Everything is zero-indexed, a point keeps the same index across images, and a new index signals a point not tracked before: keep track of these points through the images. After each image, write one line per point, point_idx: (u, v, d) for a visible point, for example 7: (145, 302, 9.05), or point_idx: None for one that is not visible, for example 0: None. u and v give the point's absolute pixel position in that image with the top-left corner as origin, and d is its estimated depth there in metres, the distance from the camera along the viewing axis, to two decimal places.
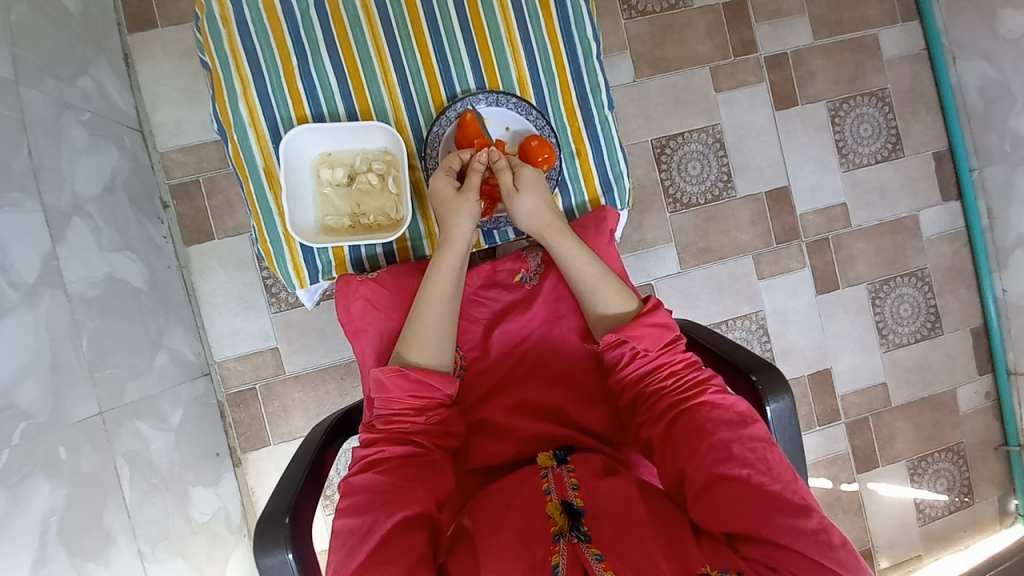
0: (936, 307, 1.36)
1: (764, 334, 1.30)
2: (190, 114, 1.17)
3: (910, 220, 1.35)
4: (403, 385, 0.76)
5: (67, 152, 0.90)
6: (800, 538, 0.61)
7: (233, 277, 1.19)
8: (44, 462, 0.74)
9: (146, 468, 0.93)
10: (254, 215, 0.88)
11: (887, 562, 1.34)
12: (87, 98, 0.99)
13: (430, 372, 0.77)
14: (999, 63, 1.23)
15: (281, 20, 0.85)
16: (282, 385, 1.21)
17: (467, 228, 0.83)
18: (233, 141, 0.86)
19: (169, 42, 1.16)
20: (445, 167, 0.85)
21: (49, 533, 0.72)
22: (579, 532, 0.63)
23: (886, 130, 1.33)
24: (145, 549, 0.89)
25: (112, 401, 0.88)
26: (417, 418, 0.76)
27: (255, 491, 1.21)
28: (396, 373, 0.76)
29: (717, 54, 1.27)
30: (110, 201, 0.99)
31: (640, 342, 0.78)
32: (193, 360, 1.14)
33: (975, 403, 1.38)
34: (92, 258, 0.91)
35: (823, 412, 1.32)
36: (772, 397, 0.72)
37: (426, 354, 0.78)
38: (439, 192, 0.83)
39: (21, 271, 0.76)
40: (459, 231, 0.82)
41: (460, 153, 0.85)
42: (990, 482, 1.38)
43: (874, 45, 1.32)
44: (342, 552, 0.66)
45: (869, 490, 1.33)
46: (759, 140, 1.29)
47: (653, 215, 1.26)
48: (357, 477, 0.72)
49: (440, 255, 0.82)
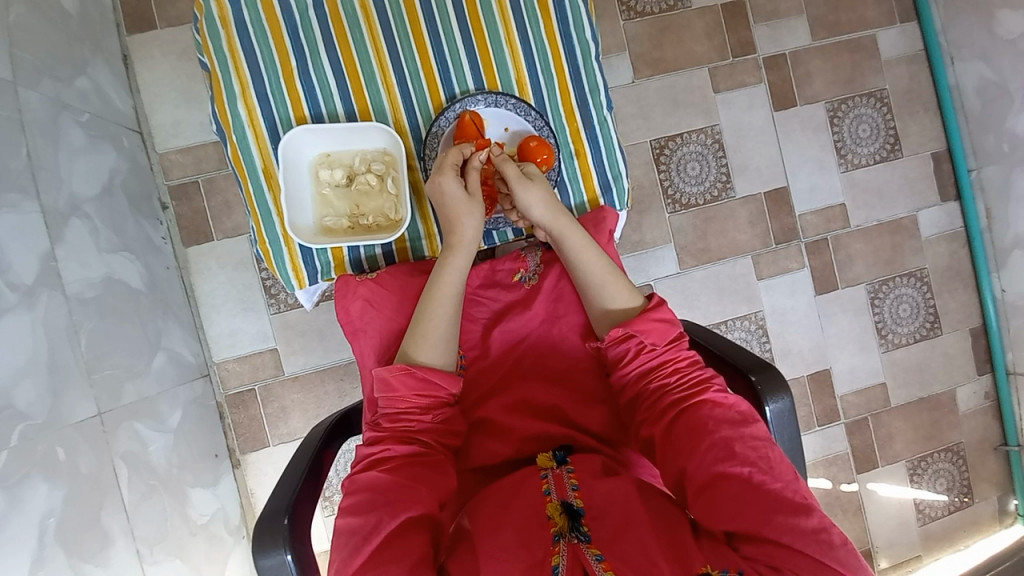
0: (934, 307, 1.36)
1: (763, 334, 1.30)
2: (189, 114, 1.17)
3: (908, 221, 1.35)
4: (409, 383, 0.76)
5: (65, 153, 0.90)
6: (800, 538, 0.61)
7: (232, 278, 1.19)
8: (42, 462, 0.74)
9: (144, 469, 0.92)
10: (253, 215, 0.88)
11: (887, 562, 1.34)
12: (86, 98, 0.99)
13: (437, 372, 0.77)
14: (996, 63, 1.23)
15: (280, 21, 0.85)
16: (281, 386, 1.21)
17: (475, 227, 0.83)
18: (232, 141, 0.86)
19: (168, 42, 1.16)
20: (450, 164, 0.83)
21: (47, 534, 0.72)
22: (579, 533, 0.63)
23: (884, 131, 1.33)
24: (144, 550, 0.88)
25: (110, 402, 0.88)
26: (422, 417, 0.76)
27: (254, 492, 1.21)
28: (403, 372, 0.76)
29: (715, 55, 1.27)
30: (108, 202, 0.99)
31: (647, 336, 0.78)
32: (191, 361, 1.13)
33: (975, 403, 1.38)
34: (90, 258, 0.91)
35: (822, 412, 1.32)
36: (770, 396, 0.72)
37: (436, 354, 0.78)
38: (447, 194, 0.82)
39: (19, 271, 0.76)
40: (468, 229, 0.82)
41: (462, 149, 0.84)
42: (989, 482, 1.38)
43: (872, 46, 1.33)
44: (344, 551, 0.66)
45: (868, 491, 1.33)
46: (758, 141, 1.29)
47: (652, 215, 1.26)
48: (362, 475, 0.72)
49: (449, 254, 0.81)
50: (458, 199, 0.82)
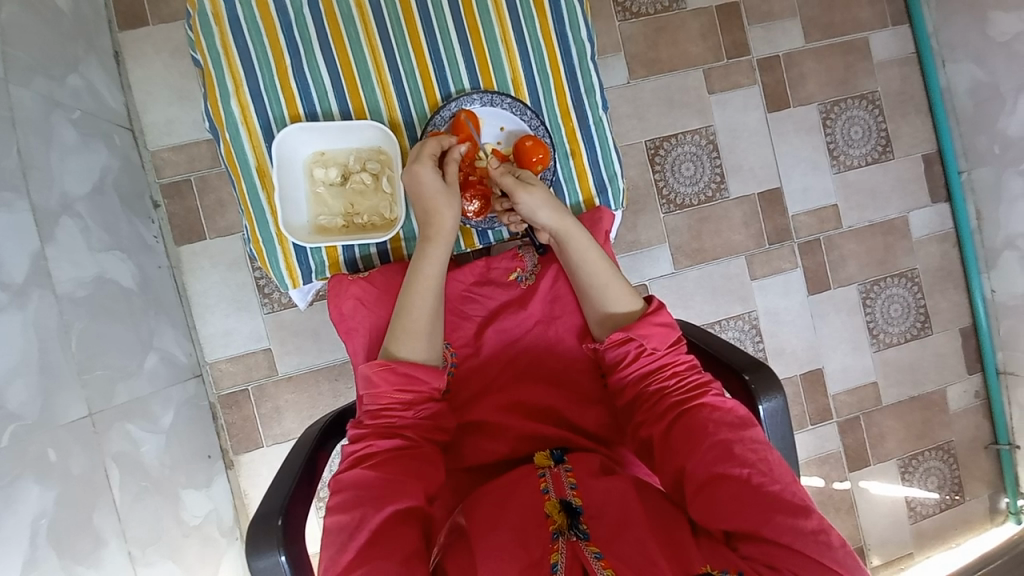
0: (925, 308, 1.37)
1: (757, 334, 1.31)
2: (181, 112, 1.16)
3: (900, 221, 1.36)
4: (390, 379, 0.75)
5: (57, 151, 0.89)
6: (799, 537, 0.62)
7: (225, 278, 1.18)
8: (34, 463, 0.73)
9: (136, 470, 0.92)
10: (246, 214, 0.87)
11: (878, 560, 1.35)
12: (78, 95, 0.97)
13: (417, 366, 0.76)
14: (989, 65, 1.25)
15: (274, 19, 0.85)
16: (275, 386, 1.20)
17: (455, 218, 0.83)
18: (225, 139, 0.85)
19: (160, 40, 1.15)
20: (427, 154, 0.82)
21: (39, 536, 0.71)
22: (578, 530, 0.63)
23: (876, 132, 1.34)
24: (137, 551, 0.88)
25: (102, 402, 0.87)
26: (405, 413, 0.76)
27: (247, 493, 1.20)
28: (383, 367, 0.76)
29: (710, 56, 1.28)
30: (100, 200, 0.98)
31: (648, 340, 0.78)
32: (184, 361, 1.12)
33: (965, 402, 1.40)
34: (82, 257, 0.90)
35: (815, 412, 1.33)
36: (764, 395, 0.72)
37: (416, 347, 0.78)
38: (424, 183, 0.81)
39: (10, 271, 0.75)
40: (448, 219, 0.82)
41: (441, 140, 0.83)
42: (979, 480, 1.40)
43: (865, 48, 1.34)
44: (332, 549, 0.65)
45: (860, 489, 1.34)
46: (752, 142, 1.30)
47: (647, 215, 1.27)
48: (347, 473, 0.71)
49: (428, 245, 0.81)
50: (436, 188, 0.81)
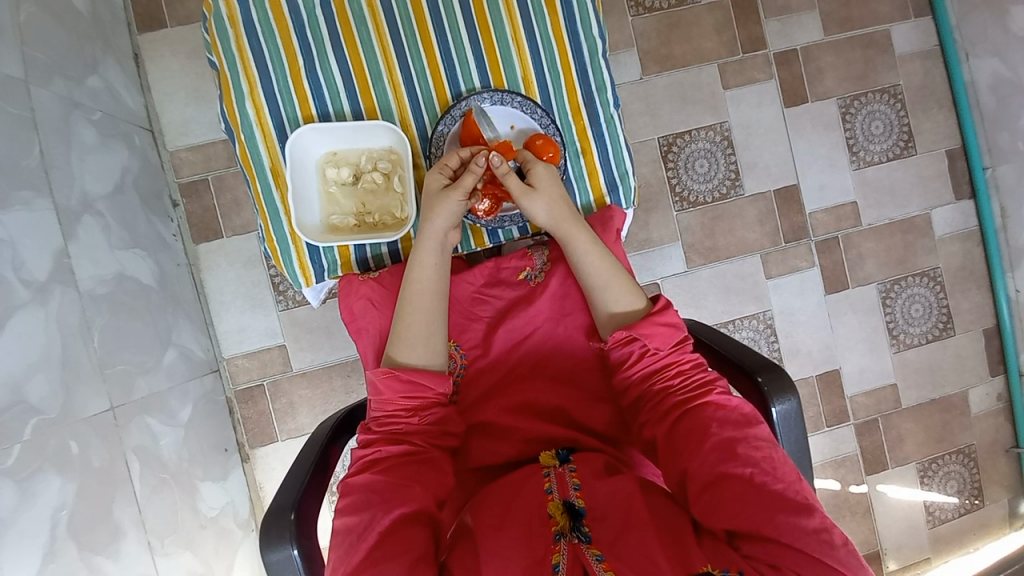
0: (947, 307, 1.34)
1: (772, 334, 1.29)
2: (197, 113, 1.19)
3: (921, 219, 1.33)
4: (395, 387, 0.76)
5: (77, 151, 0.91)
6: (800, 537, 0.61)
7: (241, 275, 1.21)
8: (55, 457, 0.75)
9: (155, 463, 0.94)
10: (260, 213, 0.88)
11: (895, 564, 1.33)
12: (98, 97, 1.00)
13: (420, 372, 0.77)
14: (1011, 60, 1.21)
15: (287, 18, 0.86)
16: (289, 381, 1.22)
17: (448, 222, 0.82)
18: (240, 141, 0.87)
19: (177, 41, 1.17)
20: (441, 164, 0.83)
21: (59, 526, 0.74)
22: (579, 533, 0.63)
23: (898, 128, 1.31)
24: (155, 542, 0.90)
25: (123, 397, 0.90)
26: (410, 420, 0.77)
27: (263, 487, 1.22)
28: (387, 375, 0.76)
29: (724, 51, 1.26)
30: (120, 200, 1.01)
31: (650, 341, 0.78)
32: (201, 356, 1.15)
33: (987, 404, 1.37)
34: (102, 256, 0.92)
35: (831, 413, 1.31)
36: (777, 397, 0.70)
37: (416, 353, 0.79)
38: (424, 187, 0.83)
39: (31, 268, 0.77)
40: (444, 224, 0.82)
41: (460, 152, 0.83)
42: (1000, 484, 1.36)
43: (885, 41, 1.31)
44: (341, 550, 0.67)
45: (878, 492, 1.32)
46: (767, 139, 1.28)
47: (659, 213, 1.26)
48: (356, 477, 0.72)
49: (429, 254, 0.82)
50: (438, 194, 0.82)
